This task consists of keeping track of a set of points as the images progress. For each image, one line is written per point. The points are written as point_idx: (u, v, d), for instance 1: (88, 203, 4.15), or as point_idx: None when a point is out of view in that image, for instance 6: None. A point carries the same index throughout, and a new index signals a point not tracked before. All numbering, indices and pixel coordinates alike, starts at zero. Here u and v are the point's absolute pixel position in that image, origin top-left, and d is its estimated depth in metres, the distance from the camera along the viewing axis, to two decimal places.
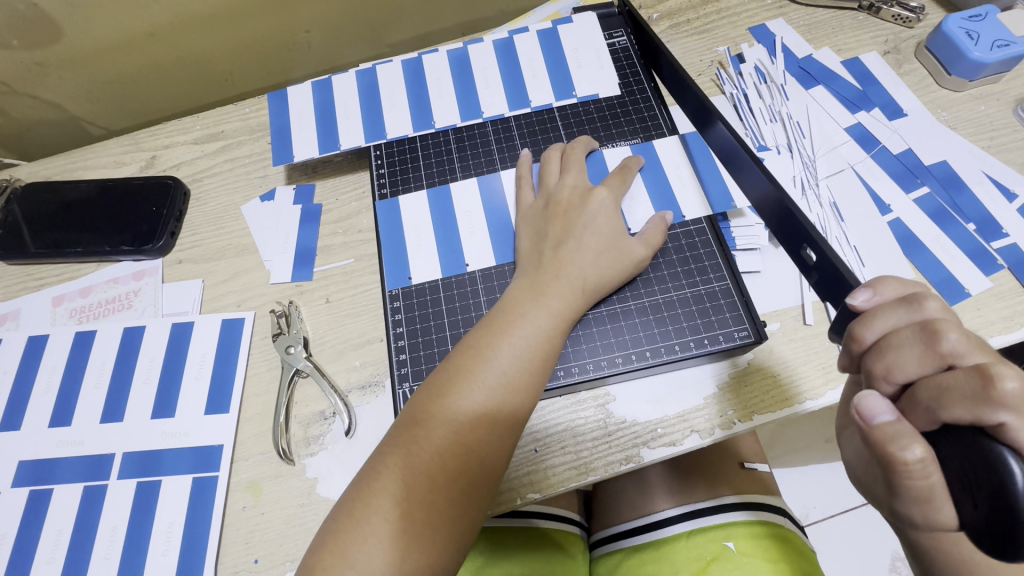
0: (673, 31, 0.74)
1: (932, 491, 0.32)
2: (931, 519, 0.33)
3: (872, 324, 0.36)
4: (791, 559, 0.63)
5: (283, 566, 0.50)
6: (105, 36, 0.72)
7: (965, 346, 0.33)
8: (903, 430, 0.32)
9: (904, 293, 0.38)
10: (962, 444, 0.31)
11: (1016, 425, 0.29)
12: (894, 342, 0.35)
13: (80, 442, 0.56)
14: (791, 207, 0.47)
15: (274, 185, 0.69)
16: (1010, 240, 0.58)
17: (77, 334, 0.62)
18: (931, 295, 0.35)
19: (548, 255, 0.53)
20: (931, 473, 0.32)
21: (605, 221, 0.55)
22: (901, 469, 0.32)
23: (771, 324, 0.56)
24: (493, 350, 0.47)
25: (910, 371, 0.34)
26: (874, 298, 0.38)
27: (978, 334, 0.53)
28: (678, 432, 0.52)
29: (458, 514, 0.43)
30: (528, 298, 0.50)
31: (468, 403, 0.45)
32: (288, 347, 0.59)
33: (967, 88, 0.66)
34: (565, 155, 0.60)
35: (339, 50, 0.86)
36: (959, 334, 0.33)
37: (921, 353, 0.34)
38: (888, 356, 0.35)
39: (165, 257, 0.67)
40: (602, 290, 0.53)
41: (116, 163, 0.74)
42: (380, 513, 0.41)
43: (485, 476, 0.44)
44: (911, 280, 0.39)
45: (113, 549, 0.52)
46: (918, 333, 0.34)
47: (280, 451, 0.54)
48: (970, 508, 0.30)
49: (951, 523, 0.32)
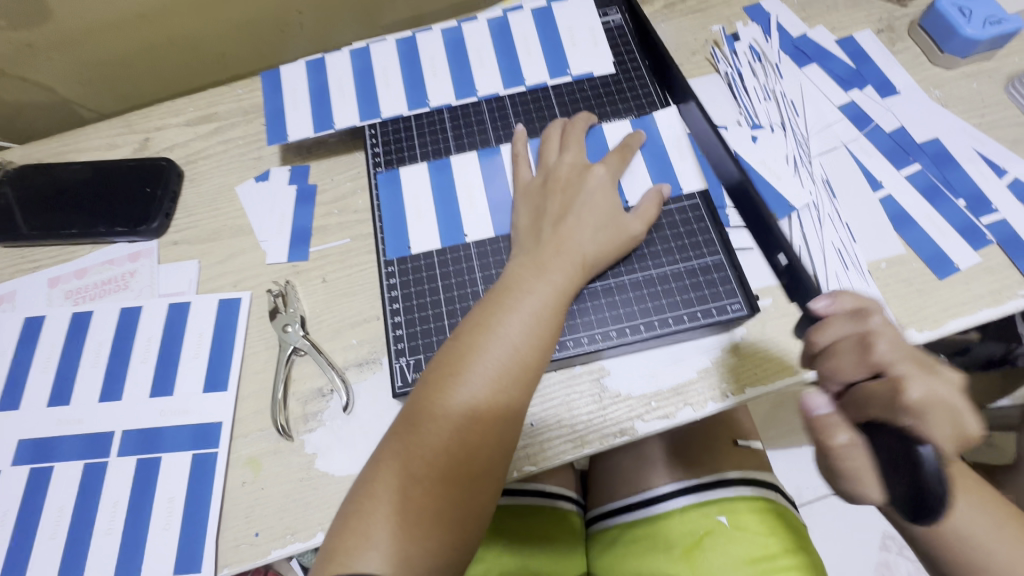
0: (668, 11, 0.74)
1: (861, 474, 0.40)
2: (859, 495, 0.41)
3: (823, 333, 0.45)
4: (784, 533, 0.65)
5: (284, 539, 0.51)
6: (95, 16, 0.71)
7: (896, 356, 0.41)
8: (833, 422, 0.41)
9: (857, 304, 0.46)
10: (882, 441, 0.39)
11: (924, 424, 0.39)
12: (835, 351, 0.44)
13: (80, 421, 0.57)
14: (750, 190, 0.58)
15: (269, 166, 0.69)
16: (999, 215, 0.58)
17: (73, 316, 0.62)
18: (875, 312, 0.44)
19: (547, 232, 0.53)
20: (858, 456, 0.40)
21: (602, 198, 0.55)
22: (833, 452, 0.41)
23: (764, 300, 0.56)
24: (503, 326, 0.47)
25: (847, 375, 0.43)
26: (831, 305, 0.47)
27: (964, 308, 0.54)
28: (672, 405, 0.53)
29: (475, 491, 0.44)
30: (531, 274, 0.51)
31: (479, 380, 0.45)
32: (285, 325, 0.59)
33: (959, 66, 0.66)
34: (564, 134, 0.61)
35: (333, 32, 0.86)
36: (888, 347, 0.42)
37: (859, 360, 0.42)
38: (832, 361, 0.44)
39: (160, 239, 0.67)
40: (600, 265, 0.54)
41: (108, 145, 0.73)
42: (401, 491, 0.42)
43: (501, 452, 0.45)
44: (863, 297, 0.48)
45: (115, 524, 0.53)
46: (857, 344, 0.43)
47: (279, 427, 0.55)
48: (890, 487, 0.39)
49: (875, 499, 0.41)
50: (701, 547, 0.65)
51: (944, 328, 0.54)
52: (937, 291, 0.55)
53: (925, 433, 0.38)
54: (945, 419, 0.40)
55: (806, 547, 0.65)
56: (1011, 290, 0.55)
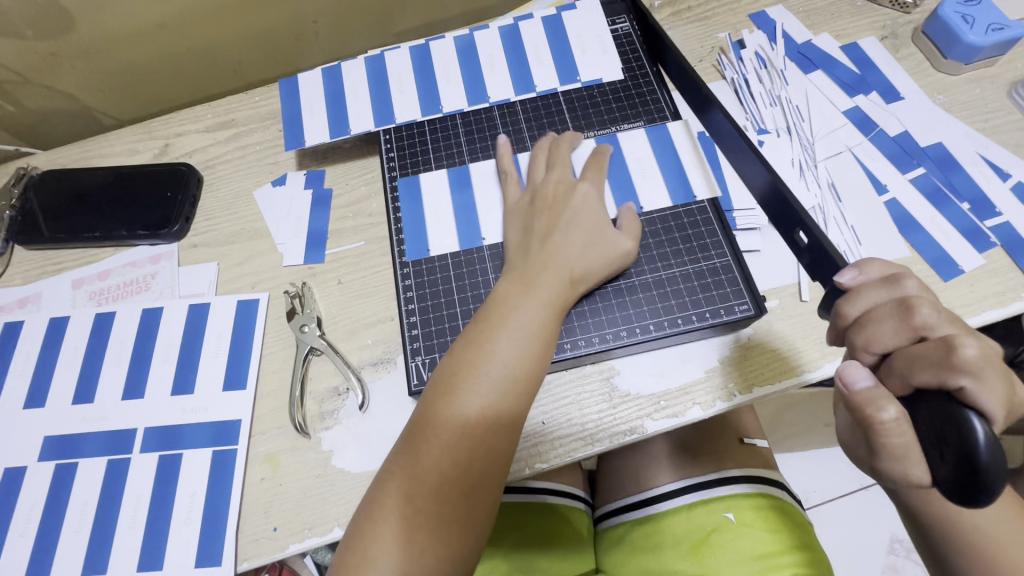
0: (675, 19, 0.76)
1: (907, 449, 0.36)
2: (906, 475, 0.37)
3: (855, 302, 0.41)
4: (790, 530, 0.66)
5: (301, 534, 0.53)
6: (118, 26, 0.74)
7: (935, 320, 0.37)
8: (880, 393, 0.36)
9: (886, 272, 0.43)
10: (934, 409, 0.35)
11: (975, 390, 0.34)
12: (873, 317, 0.40)
13: (103, 418, 0.58)
14: (783, 189, 0.52)
15: (286, 171, 0.71)
16: (1003, 218, 0.59)
17: (97, 316, 0.64)
18: (909, 276, 0.41)
19: (536, 249, 0.55)
20: (904, 431, 0.36)
21: (588, 215, 0.56)
22: (878, 427, 0.36)
23: (770, 301, 0.57)
24: (492, 344, 0.49)
25: (885, 343, 0.39)
26: (859, 277, 0.43)
27: (969, 309, 0.55)
28: (681, 404, 0.54)
29: (473, 503, 0.45)
30: (518, 291, 0.52)
31: (472, 398, 0.47)
32: (302, 326, 0.61)
33: (963, 72, 0.68)
34: (552, 152, 0.62)
35: (347, 40, 0.88)
36: (930, 309, 0.38)
37: (896, 325, 0.38)
38: (868, 330, 0.40)
39: (180, 242, 0.69)
40: (590, 280, 0.54)
41: (130, 151, 0.76)
42: (399, 510, 0.44)
43: (496, 465, 0.46)
44: (894, 263, 0.44)
45: (138, 518, 0.54)
46: (895, 307, 0.39)
47: (297, 424, 0.56)
48: (939, 464, 0.35)
49: (922, 478, 0.36)
50: (709, 543, 0.65)
51: None
52: (942, 292, 0.56)
53: (979, 398, 0.34)
54: (997, 385, 0.35)
55: (812, 545, 0.66)
56: (1015, 292, 0.55)
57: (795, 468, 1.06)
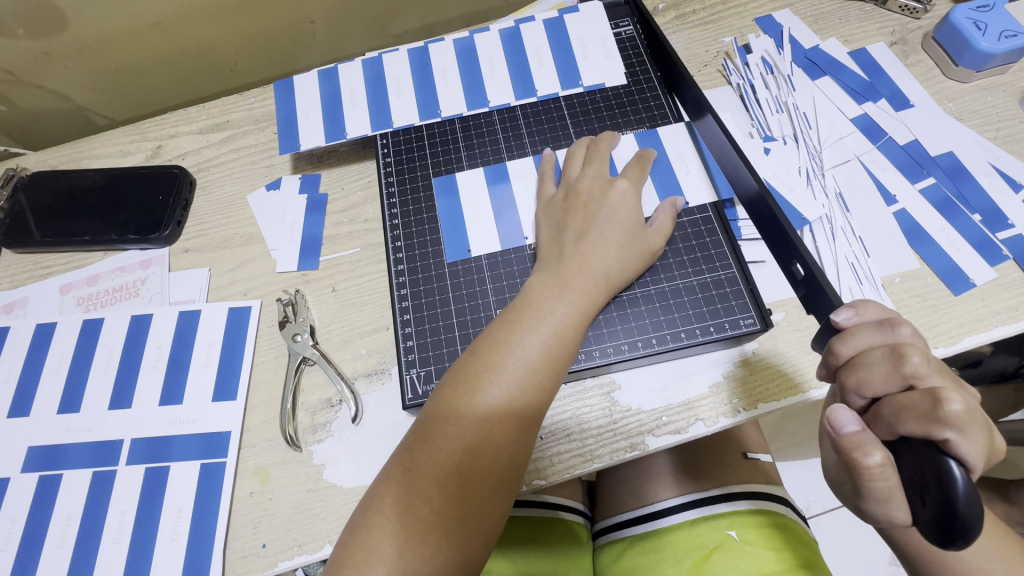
0: (679, 22, 0.74)
1: (891, 492, 0.35)
2: (889, 517, 0.36)
3: (847, 342, 0.40)
4: (793, 548, 0.64)
5: (291, 551, 0.51)
6: (111, 25, 0.72)
7: (925, 369, 0.36)
8: (867, 438, 0.35)
9: (882, 317, 0.41)
10: (917, 455, 0.34)
11: (959, 442, 0.33)
12: (866, 360, 0.38)
13: (89, 428, 0.57)
14: (773, 206, 0.49)
15: (280, 175, 0.70)
16: (1016, 231, 0.58)
17: (84, 322, 0.62)
18: (905, 322, 0.39)
19: (570, 248, 0.53)
20: (889, 476, 0.35)
21: (624, 216, 0.54)
22: (864, 472, 0.35)
23: (776, 315, 0.56)
24: (520, 345, 0.47)
25: (876, 387, 0.38)
26: (855, 317, 0.41)
27: (980, 324, 0.53)
28: (684, 420, 0.52)
29: (486, 509, 0.43)
30: (554, 294, 0.50)
31: (493, 401, 0.45)
32: (294, 335, 0.59)
33: (974, 79, 0.66)
34: (590, 149, 0.61)
35: (345, 40, 0.86)
36: (921, 357, 0.36)
37: (887, 372, 0.37)
38: (859, 372, 0.39)
39: (171, 247, 0.67)
40: (623, 281, 0.53)
41: (121, 152, 0.74)
42: (409, 508, 0.42)
43: (511, 474, 0.44)
44: (889, 307, 0.43)
45: (122, 533, 0.52)
46: (887, 353, 0.37)
47: (288, 437, 0.55)
48: (919, 506, 0.34)
49: (904, 521, 0.35)
50: (711, 561, 0.63)
51: (958, 345, 0.53)
52: (952, 307, 0.54)
53: (962, 450, 0.33)
54: (980, 436, 0.34)
55: (815, 565, 0.64)
56: None
57: (795, 477, 1.04)
